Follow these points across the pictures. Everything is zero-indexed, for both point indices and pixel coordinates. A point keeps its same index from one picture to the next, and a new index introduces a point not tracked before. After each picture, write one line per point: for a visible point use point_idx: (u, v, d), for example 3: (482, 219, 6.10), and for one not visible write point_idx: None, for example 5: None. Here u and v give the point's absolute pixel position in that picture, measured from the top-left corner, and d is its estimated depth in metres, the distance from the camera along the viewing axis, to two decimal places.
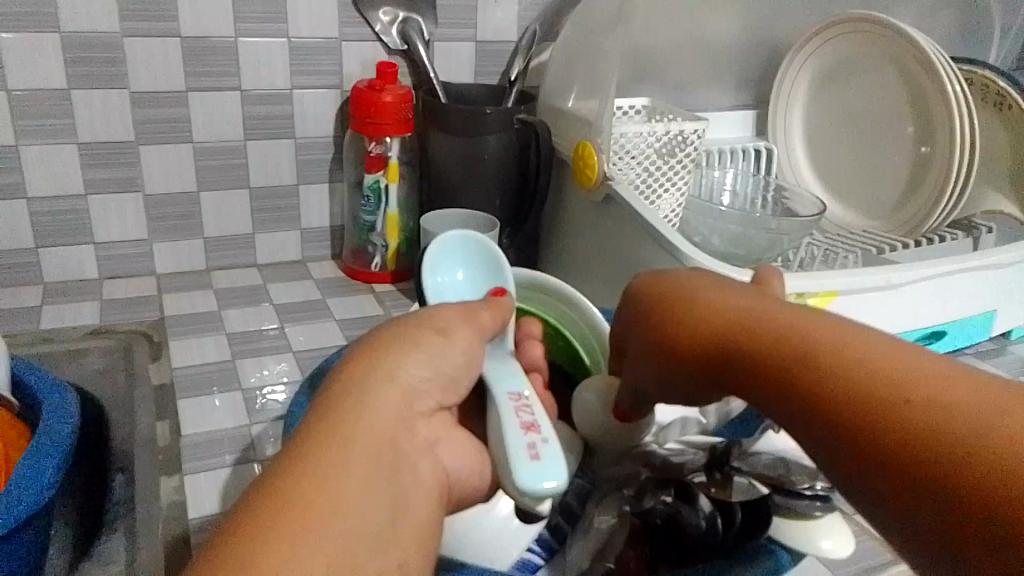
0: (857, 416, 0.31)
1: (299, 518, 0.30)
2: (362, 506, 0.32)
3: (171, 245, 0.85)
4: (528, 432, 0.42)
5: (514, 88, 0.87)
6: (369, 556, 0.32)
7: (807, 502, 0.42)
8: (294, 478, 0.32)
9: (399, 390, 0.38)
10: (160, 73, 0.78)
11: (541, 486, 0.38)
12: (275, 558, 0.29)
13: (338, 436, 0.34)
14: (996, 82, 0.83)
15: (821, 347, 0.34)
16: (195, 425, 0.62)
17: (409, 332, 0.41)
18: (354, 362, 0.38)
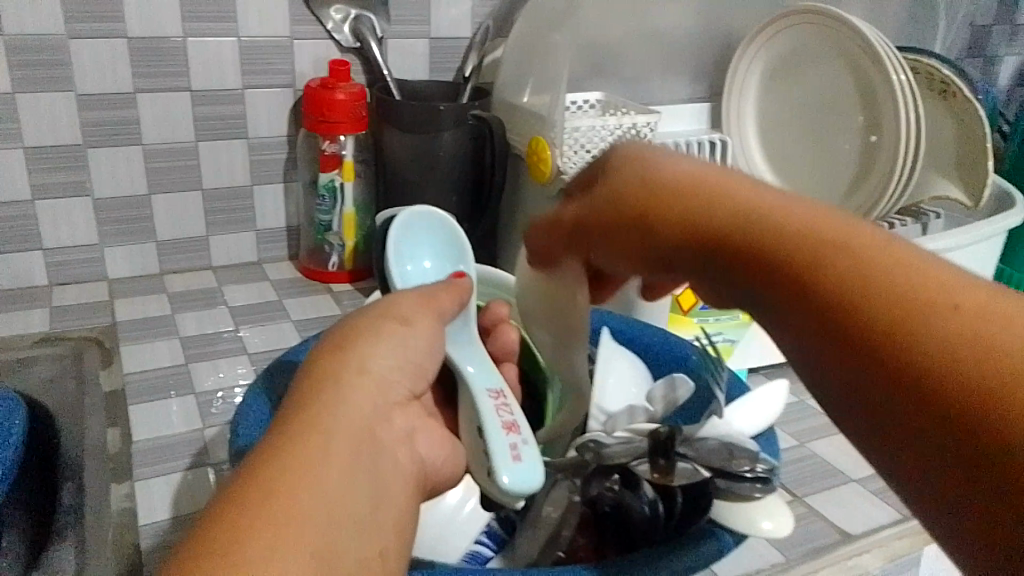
0: (857, 310, 0.28)
1: (282, 511, 0.30)
2: (343, 498, 0.32)
3: (122, 249, 0.84)
4: (509, 431, 0.43)
5: (469, 84, 0.86)
6: (355, 544, 0.31)
7: (747, 484, 0.42)
8: (272, 472, 0.31)
9: (371, 379, 0.38)
10: (107, 75, 0.76)
11: (521, 489, 0.40)
12: (260, 552, 0.29)
13: (313, 430, 0.34)
14: (940, 70, 0.84)
15: (824, 239, 0.30)
16: (148, 430, 0.61)
17: (376, 324, 0.41)
18: (323, 358, 0.38)
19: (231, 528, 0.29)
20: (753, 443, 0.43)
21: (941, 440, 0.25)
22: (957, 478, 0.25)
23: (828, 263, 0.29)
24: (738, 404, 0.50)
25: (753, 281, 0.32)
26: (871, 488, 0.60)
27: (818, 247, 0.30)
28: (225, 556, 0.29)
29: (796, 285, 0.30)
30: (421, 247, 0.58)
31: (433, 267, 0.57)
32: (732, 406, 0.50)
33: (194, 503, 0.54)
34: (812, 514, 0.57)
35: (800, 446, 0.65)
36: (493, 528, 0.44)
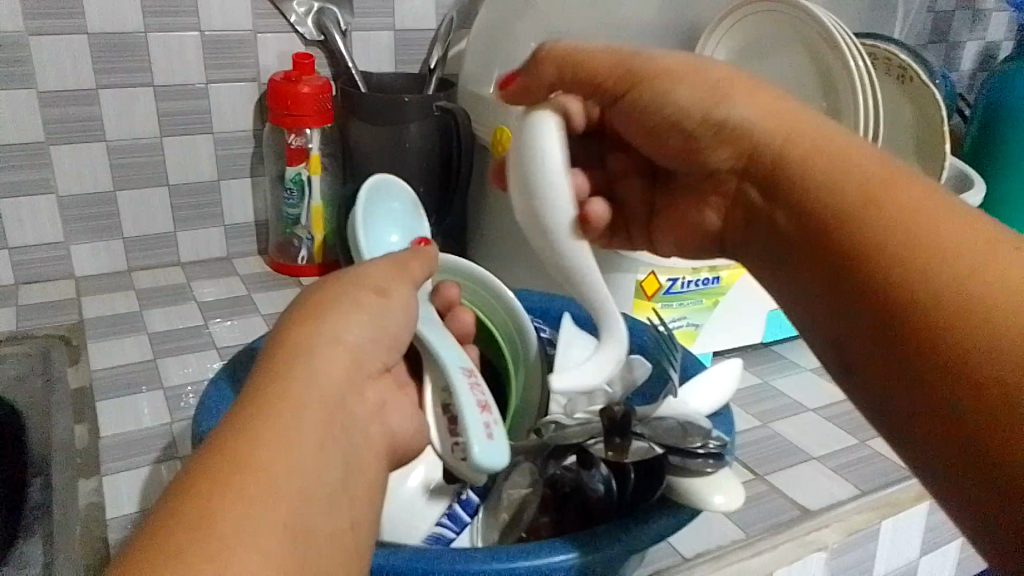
0: (878, 230, 0.38)
1: (256, 478, 0.31)
2: (316, 464, 0.33)
3: (89, 247, 0.83)
4: (482, 412, 0.43)
5: (434, 76, 0.87)
6: (324, 512, 0.33)
7: (699, 460, 0.43)
8: (246, 439, 0.32)
9: (343, 350, 0.39)
10: (68, 72, 0.76)
11: (490, 465, 0.40)
12: (234, 517, 0.30)
13: (285, 401, 0.34)
14: (897, 56, 0.86)
15: (887, 184, 0.39)
16: (115, 426, 0.61)
17: (351, 293, 0.42)
18: (296, 326, 0.39)
19: (206, 493, 0.30)
20: (707, 422, 0.47)
21: (892, 337, 0.36)
22: (921, 372, 0.35)
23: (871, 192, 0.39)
24: (698, 380, 0.53)
25: (796, 193, 0.43)
26: (829, 465, 0.61)
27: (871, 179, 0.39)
28: (200, 518, 0.29)
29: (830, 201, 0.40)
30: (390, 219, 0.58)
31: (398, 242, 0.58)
32: (691, 384, 0.53)
33: (162, 497, 0.54)
34: (772, 492, 0.58)
35: (762, 427, 0.66)
36: (455, 512, 0.45)
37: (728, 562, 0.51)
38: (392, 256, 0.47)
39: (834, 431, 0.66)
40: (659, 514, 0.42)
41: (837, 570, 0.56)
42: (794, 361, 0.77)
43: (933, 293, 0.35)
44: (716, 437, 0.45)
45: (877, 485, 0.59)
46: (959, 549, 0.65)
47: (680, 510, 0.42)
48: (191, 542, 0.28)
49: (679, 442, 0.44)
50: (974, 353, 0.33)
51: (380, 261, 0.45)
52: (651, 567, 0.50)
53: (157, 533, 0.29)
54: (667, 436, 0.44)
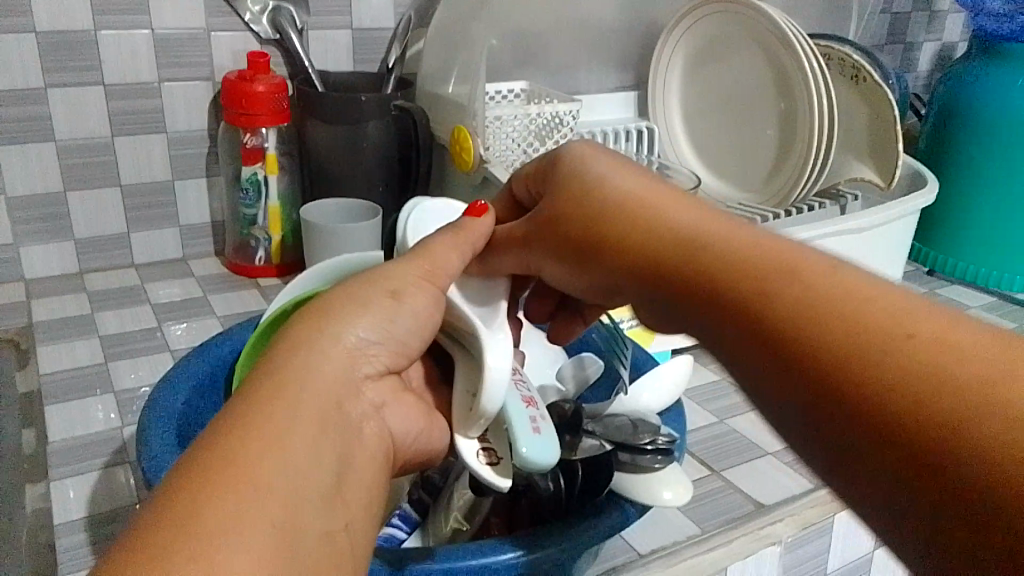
0: (798, 339, 0.33)
1: (248, 474, 0.30)
2: (311, 463, 0.32)
3: (40, 249, 0.82)
4: (528, 405, 0.44)
5: (392, 75, 0.87)
6: (318, 510, 0.31)
7: (649, 456, 0.45)
8: (237, 437, 0.31)
9: (345, 351, 0.37)
10: (15, 70, 0.74)
11: (545, 456, 0.41)
12: (224, 514, 0.28)
13: (280, 399, 0.33)
14: (850, 56, 0.87)
15: (781, 271, 0.35)
16: (63, 430, 0.60)
17: (360, 295, 0.41)
18: (299, 326, 0.38)
19: (189, 491, 0.29)
20: (658, 419, 0.49)
21: (847, 436, 0.30)
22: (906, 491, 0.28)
23: (774, 276, 0.35)
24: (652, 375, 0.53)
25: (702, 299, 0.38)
26: (785, 460, 0.62)
27: (771, 262, 0.36)
28: (189, 518, 0.28)
29: (738, 297, 0.36)
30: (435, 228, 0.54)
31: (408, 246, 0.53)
32: (647, 378, 0.53)
33: (113, 502, 0.53)
34: (728, 486, 0.59)
35: (719, 423, 0.67)
36: (406, 512, 0.48)
37: (685, 556, 0.52)
38: (418, 254, 0.44)
39: None
40: (605, 513, 0.43)
41: (790, 563, 0.56)
42: None
43: (865, 372, 0.30)
44: (665, 435, 0.47)
45: None
46: None
47: (628, 506, 0.43)
48: (175, 540, 0.27)
49: (628, 441, 0.46)
50: (960, 400, 0.28)
51: (407, 264, 0.43)
52: (607, 563, 0.51)
53: (128, 542, 0.27)
54: (617, 434, 0.47)
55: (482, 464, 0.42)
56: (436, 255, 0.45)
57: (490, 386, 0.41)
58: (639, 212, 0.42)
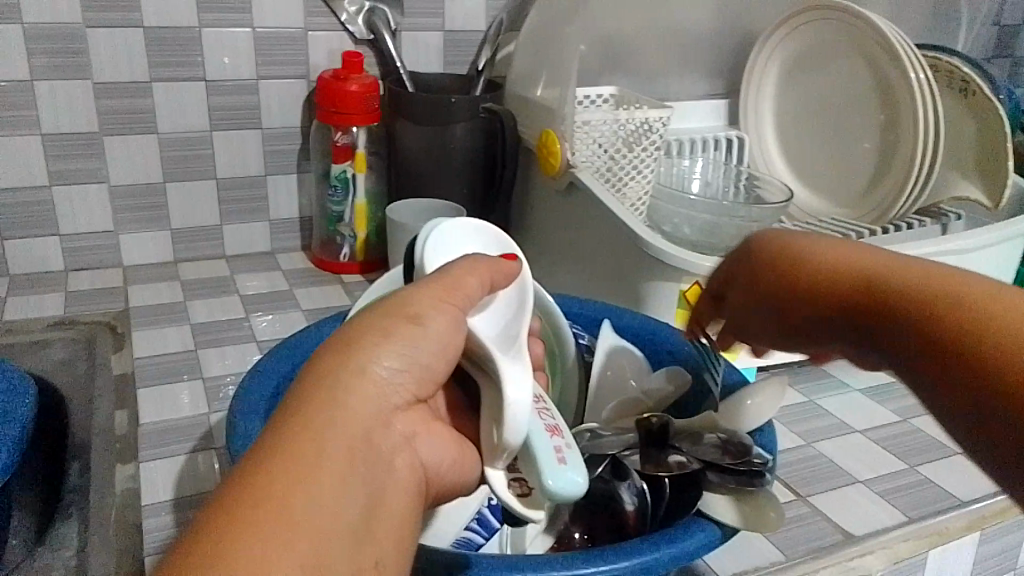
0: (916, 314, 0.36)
1: (274, 521, 0.28)
2: (339, 499, 0.30)
3: (138, 237, 0.85)
4: (552, 434, 0.41)
5: (482, 77, 0.87)
6: (345, 551, 0.29)
7: (739, 478, 0.44)
8: (258, 478, 0.28)
9: (371, 384, 0.33)
10: (124, 65, 0.78)
11: (570, 490, 0.38)
12: (247, 561, 0.26)
13: (307, 433, 0.30)
14: (960, 69, 0.83)
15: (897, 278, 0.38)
16: (155, 413, 0.61)
17: (379, 321, 0.36)
18: (316, 360, 0.34)
19: (217, 532, 0.27)
20: (748, 438, 0.47)
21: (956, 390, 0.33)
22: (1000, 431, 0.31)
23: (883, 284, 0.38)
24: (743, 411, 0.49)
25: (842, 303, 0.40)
26: (876, 489, 0.59)
27: (923, 297, 0.36)
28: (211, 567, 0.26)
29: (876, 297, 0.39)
30: (460, 243, 0.50)
31: (447, 240, 0.49)
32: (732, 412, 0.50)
33: (197, 487, 0.54)
34: (815, 513, 0.56)
35: (806, 445, 0.64)
36: (485, 517, 0.45)
37: None
38: (439, 275, 0.39)
39: (882, 454, 0.64)
40: (690, 530, 0.41)
41: None
42: (841, 381, 0.75)
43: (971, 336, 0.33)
44: (758, 455, 0.45)
45: (928, 512, 0.57)
46: None
47: (711, 526, 0.42)
48: None
49: (719, 460, 0.45)
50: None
51: (426, 285, 0.38)
52: None
53: None
54: (706, 455, 0.45)
55: (513, 496, 0.40)
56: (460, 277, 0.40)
57: (507, 423, 0.38)
58: (848, 271, 0.41)
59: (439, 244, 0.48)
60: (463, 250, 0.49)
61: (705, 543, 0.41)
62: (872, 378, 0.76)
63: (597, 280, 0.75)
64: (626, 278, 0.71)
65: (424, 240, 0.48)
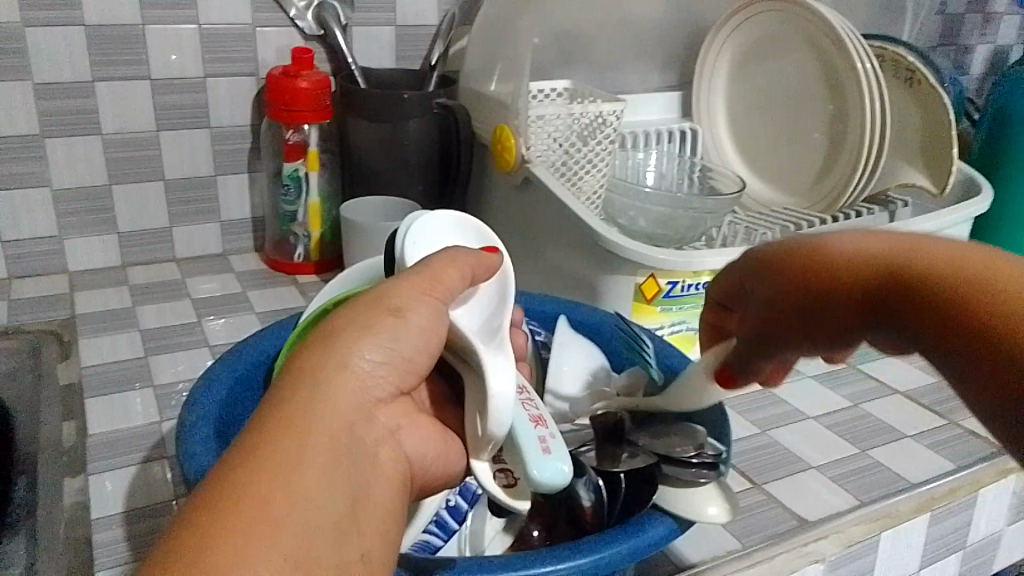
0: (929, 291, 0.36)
1: (258, 516, 0.27)
2: (323, 493, 0.29)
3: (84, 241, 0.83)
4: (536, 425, 0.42)
5: (435, 73, 0.86)
6: (330, 544, 0.28)
7: (693, 470, 0.44)
8: (240, 474, 0.28)
9: (352, 378, 0.33)
10: (64, 64, 0.75)
11: (556, 482, 0.39)
12: (229, 557, 0.26)
13: (289, 430, 0.30)
14: (905, 58, 0.85)
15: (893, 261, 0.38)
16: (104, 424, 0.60)
17: (358, 315, 0.36)
18: (298, 356, 0.34)
19: (199, 528, 0.26)
20: (704, 431, 0.48)
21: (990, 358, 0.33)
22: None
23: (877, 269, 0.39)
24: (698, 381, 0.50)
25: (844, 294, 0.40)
26: (829, 474, 0.60)
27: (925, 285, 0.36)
28: (192, 566, 0.25)
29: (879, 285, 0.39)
30: (440, 235, 0.49)
31: (429, 232, 0.48)
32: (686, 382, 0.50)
33: (150, 498, 0.53)
34: (770, 501, 0.57)
35: (761, 434, 0.65)
36: (444, 519, 0.45)
37: (726, 572, 0.50)
38: (418, 268, 0.39)
39: (835, 439, 0.65)
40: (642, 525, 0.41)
41: None
42: (795, 369, 0.76)
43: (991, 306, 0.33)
44: (712, 447, 0.46)
45: (878, 496, 0.58)
46: (959, 564, 0.63)
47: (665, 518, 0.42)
48: None
49: (672, 453, 0.45)
50: None
51: (405, 277, 0.38)
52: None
53: None
54: (661, 447, 0.46)
55: (500, 488, 0.41)
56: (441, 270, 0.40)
57: (495, 415, 0.39)
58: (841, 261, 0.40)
59: (419, 234, 0.48)
60: (444, 242, 0.49)
61: (675, 528, 0.42)
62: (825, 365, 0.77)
63: (554, 275, 0.75)
64: (583, 272, 0.71)
65: (405, 232, 0.47)
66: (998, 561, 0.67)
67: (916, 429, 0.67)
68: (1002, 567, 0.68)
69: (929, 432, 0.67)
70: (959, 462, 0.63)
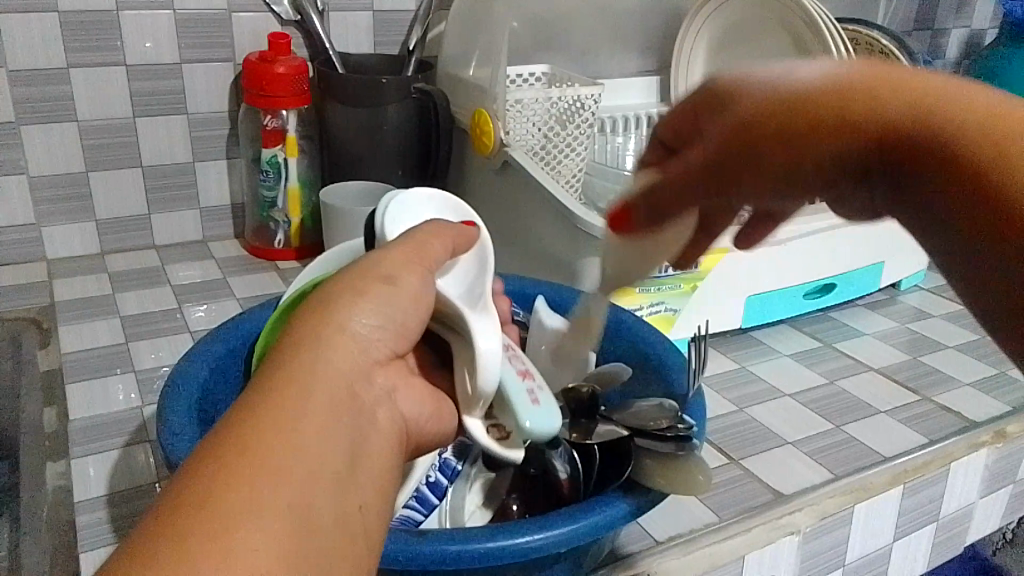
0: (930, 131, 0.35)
1: (262, 461, 0.27)
2: (324, 442, 0.30)
3: (62, 229, 0.82)
4: (524, 378, 0.45)
5: (413, 58, 0.86)
6: (332, 493, 0.29)
7: (665, 444, 0.45)
8: (245, 423, 0.28)
9: (350, 338, 0.34)
10: (38, 50, 0.75)
11: (544, 429, 0.43)
12: (237, 499, 0.26)
13: (292, 383, 0.30)
14: (878, 42, 0.86)
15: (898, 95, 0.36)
16: (85, 409, 0.60)
17: (352, 280, 0.37)
18: (296, 320, 0.34)
19: (205, 475, 0.27)
20: (677, 406, 0.48)
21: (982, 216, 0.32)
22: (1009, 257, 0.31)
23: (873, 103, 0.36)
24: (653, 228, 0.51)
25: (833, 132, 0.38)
26: (805, 449, 0.61)
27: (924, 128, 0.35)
28: (194, 513, 0.26)
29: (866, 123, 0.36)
30: (419, 210, 0.50)
31: (405, 205, 0.50)
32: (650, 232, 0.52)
33: (132, 481, 0.54)
34: (747, 476, 0.58)
35: (738, 411, 0.66)
36: (425, 494, 0.46)
37: (703, 544, 0.52)
38: (405, 238, 0.41)
39: (810, 416, 0.66)
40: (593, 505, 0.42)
41: (811, 552, 0.56)
42: (772, 347, 0.77)
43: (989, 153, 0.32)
44: (684, 421, 0.47)
45: (853, 469, 0.59)
46: (931, 535, 0.65)
47: (618, 502, 0.42)
48: (193, 520, 0.25)
49: (646, 427, 0.46)
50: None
51: (394, 246, 0.40)
52: (624, 548, 0.51)
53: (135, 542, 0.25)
54: (634, 423, 0.47)
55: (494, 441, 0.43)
56: (425, 238, 0.41)
57: (486, 371, 0.41)
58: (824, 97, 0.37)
59: (397, 210, 0.49)
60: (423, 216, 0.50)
61: (648, 498, 0.43)
62: (801, 344, 0.78)
63: (534, 257, 0.76)
64: (562, 254, 0.71)
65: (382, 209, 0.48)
66: (970, 532, 0.68)
67: (890, 405, 0.68)
68: (974, 540, 0.70)
69: (902, 407, 0.68)
70: (932, 436, 0.64)
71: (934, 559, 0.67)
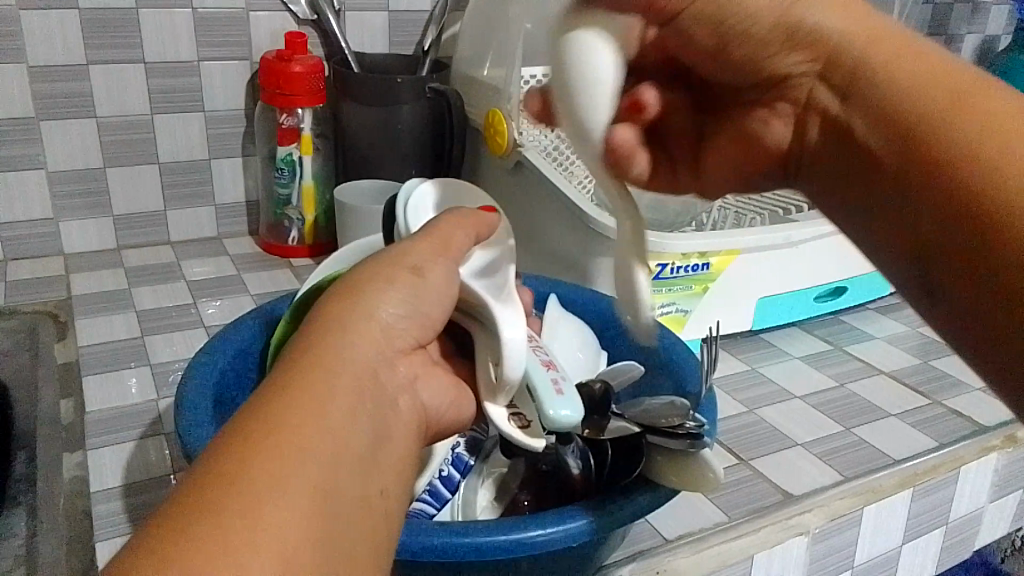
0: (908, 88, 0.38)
1: (286, 441, 0.28)
2: (348, 425, 0.30)
3: (79, 224, 0.83)
4: (548, 368, 0.45)
5: (429, 58, 0.87)
6: (354, 477, 0.29)
7: (674, 439, 0.44)
8: (271, 404, 0.29)
9: (377, 326, 0.35)
10: (58, 46, 0.76)
11: (566, 419, 0.42)
12: (261, 474, 0.27)
13: (320, 366, 0.31)
14: None
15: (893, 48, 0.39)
16: (100, 401, 0.61)
17: (379, 271, 0.38)
18: (323, 308, 0.35)
19: (235, 452, 0.27)
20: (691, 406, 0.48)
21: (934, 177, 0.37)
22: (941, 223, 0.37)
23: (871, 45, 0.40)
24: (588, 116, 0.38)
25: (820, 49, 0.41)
26: (815, 451, 0.62)
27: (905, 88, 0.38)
28: (218, 490, 0.26)
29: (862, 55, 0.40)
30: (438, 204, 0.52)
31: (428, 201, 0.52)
32: (585, 94, 0.37)
33: (148, 473, 0.54)
34: (757, 476, 0.58)
35: (749, 412, 0.67)
36: (437, 488, 0.48)
37: (713, 542, 0.52)
38: (429, 232, 0.42)
39: (820, 418, 0.66)
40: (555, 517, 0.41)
41: (821, 553, 0.56)
42: (783, 349, 0.78)
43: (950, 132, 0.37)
44: (694, 419, 0.46)
45: (863, 471, 0.59)
46: (941, 539, 0.65)
47: (578, 521, 0.41)
48: (219, 498, 0.26)
49: (656, 423, 0.46)
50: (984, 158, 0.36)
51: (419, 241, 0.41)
52: (634, 547, 0.51)
53: (159, 525, 0.25)
54: (645, 419, 0.47)
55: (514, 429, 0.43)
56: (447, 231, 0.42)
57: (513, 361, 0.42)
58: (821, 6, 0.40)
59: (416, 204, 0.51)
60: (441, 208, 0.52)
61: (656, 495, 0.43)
62: (811, 346, 0.79)
63: (545, 256, 0.76)
64: (575, 253, 0.72)
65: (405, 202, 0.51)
66: (980, 537, 0.68)
67: (901, 407, 0.68)
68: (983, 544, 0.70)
69: (913, 410, 0.68)
70: (942, 440, 0.64)
71: (944, 563, 0.67)
